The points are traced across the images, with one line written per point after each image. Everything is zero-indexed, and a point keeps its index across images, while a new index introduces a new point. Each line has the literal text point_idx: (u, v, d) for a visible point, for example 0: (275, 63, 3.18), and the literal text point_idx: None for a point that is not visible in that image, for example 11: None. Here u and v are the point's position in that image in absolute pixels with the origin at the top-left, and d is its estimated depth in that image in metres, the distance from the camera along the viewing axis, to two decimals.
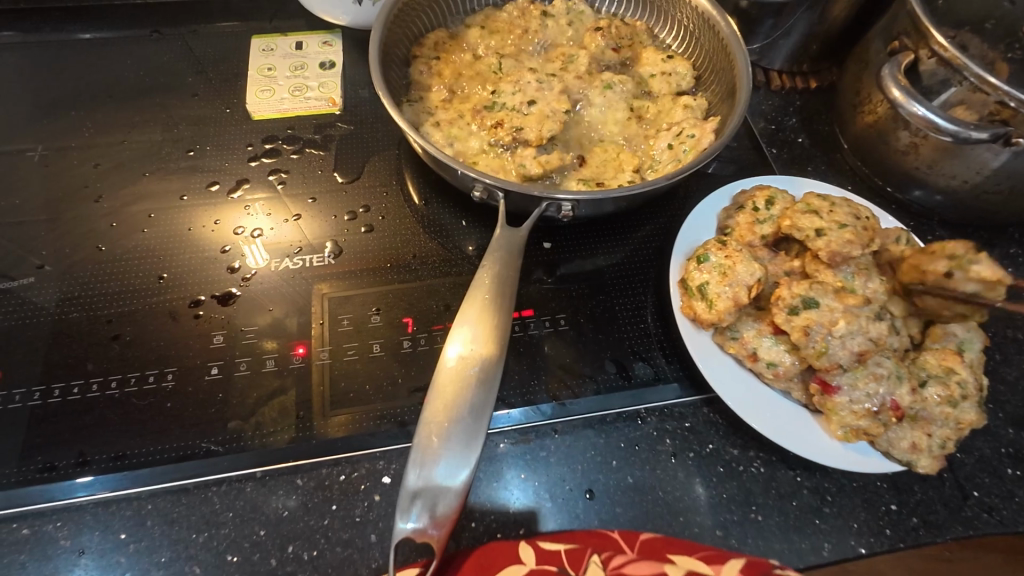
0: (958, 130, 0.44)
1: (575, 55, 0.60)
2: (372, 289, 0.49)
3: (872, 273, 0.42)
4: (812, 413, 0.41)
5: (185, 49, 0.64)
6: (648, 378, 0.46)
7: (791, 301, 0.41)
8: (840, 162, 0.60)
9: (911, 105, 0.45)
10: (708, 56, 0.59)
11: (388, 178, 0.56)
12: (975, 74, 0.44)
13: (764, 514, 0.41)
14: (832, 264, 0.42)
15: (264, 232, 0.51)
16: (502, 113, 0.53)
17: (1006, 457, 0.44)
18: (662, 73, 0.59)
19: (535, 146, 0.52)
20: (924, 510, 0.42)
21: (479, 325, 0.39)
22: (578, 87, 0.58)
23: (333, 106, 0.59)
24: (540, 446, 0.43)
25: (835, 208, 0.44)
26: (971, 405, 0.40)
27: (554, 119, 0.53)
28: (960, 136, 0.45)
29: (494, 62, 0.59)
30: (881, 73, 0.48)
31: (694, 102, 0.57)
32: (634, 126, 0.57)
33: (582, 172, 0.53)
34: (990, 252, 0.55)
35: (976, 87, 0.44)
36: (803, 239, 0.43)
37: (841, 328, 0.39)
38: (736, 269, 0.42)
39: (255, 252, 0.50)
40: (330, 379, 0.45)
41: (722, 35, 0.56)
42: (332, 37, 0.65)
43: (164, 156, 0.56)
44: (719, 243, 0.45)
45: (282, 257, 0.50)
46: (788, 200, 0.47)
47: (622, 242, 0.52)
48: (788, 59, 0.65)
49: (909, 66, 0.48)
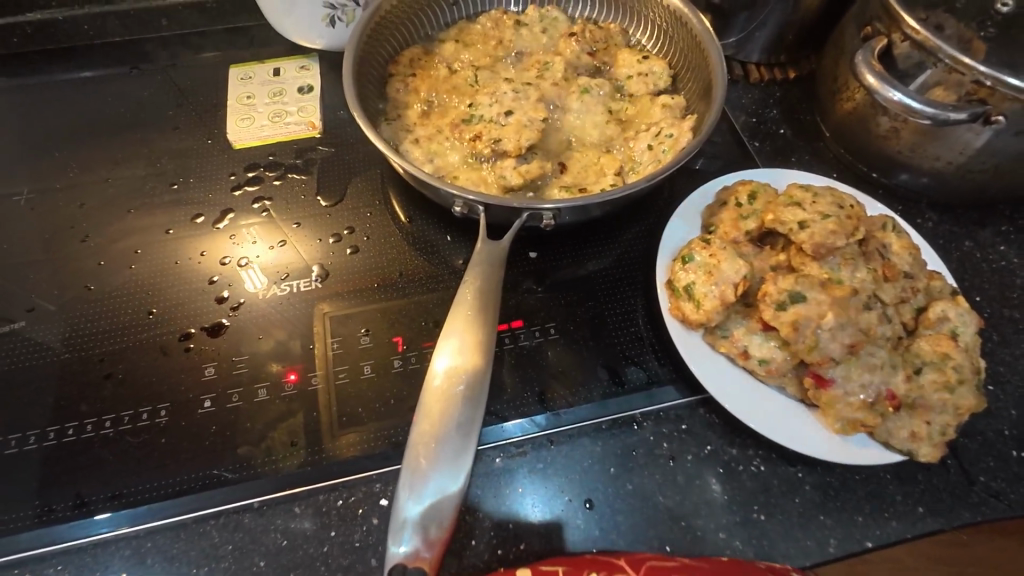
0: (937, 112, 0.44)
1: (550, 63, 0.60)
2: (364, 311, 0.49)
3: (859, 262, 0.41)
4: (809, 407, 0.41)
5: (165, 83, 0.64)
6: (641, 383, 0.45)
7: (779, 296, 0.40)
8: (824, 150, 0.59)
9: (887, 91, 0.45)
10: (683, 54, 0.59)
11: (372, 199, 0.56)
12: (950, 56, 0.43)
13: (767, 513, 0.41)
14: (817, 256, 0.41)
15: (251, 259, 0.51)
16: (480, 125, 0.54)
17: (1010, 439, 0.44)
18: (639, 73, 0.59)
19: (514, 156, 0.52)
20: (929, 499, 0.41)
21: (464, 341, 0.39)
22: (556, 94, 0.58)
23: (313, 129, 0.60)
24: (537, 457, 0.42)
25: (818, 198, 0.44)
26: (969, 389, 0.40)
27: (532, 128, 0.53)
28: (939, 118, 0.44)
29: (470, 75, 0.60)
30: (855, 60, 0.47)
31: (672, 101, 0.57)
32: (613, 128, 0.57)
33: (564, 179, 0.53)
34: (981, 231, 0.54)
35: (952, 68, 0.44)
36: (787, 232, 0.43)
37: (830, 320, 0.39)
38: (722, 267, 0.42)
39: (250, 278, 0.50)
40: (328, 405, 0.44)
41: (696, 32, 0.57)
42: (309, 61, 0.65)
43: (148, 190, 0.56)
44: (703, 241, 0.44)
45: (271, 283, 0.50)
46: (771, 194, 0.47)
47: (609, 246, 0.52)
48: (764, 51, 0.64)
49: (883, 50, 0.48)
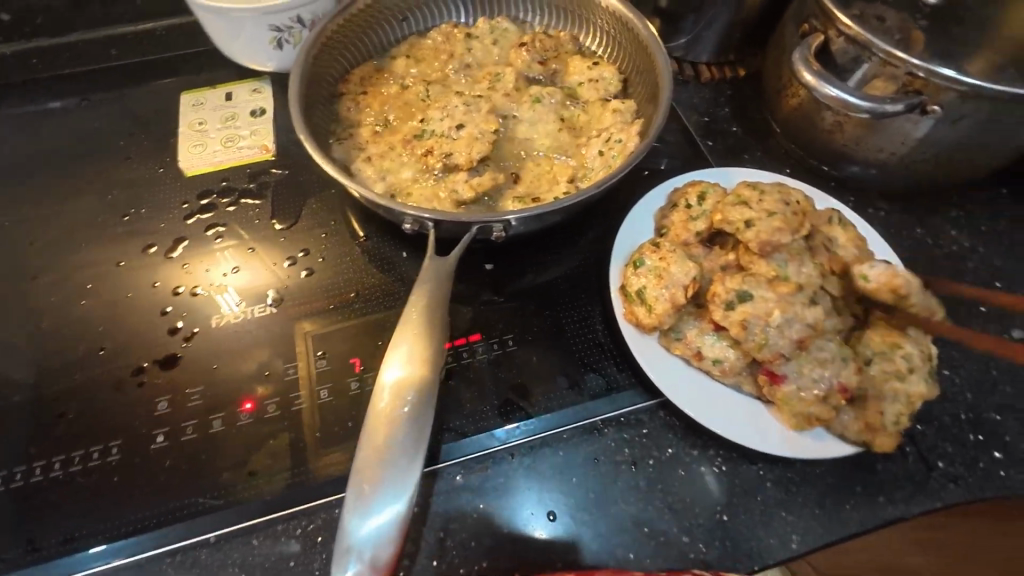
0: (873, 106, 0.44)
1: (501, 73, 0.60)
2: (349, 327, 0.49)
3: (805, 258, 0.41)
4: (765, 405, 0.41)
5: (115, 113, 0.63)
6: (601, 389, 0.45)
7: (727, 296, 0.40)
8: (776, 147, 0.60)
9: (824, 88, 0.45)
10: (632, 58, 0.60)
11: (328, 220, 0.55)
12: (884, 49, 0.44)
13: (730, 513, 0.41)
14: (764, 254, 0.42)
15: (227, 280, 0.51)
16: (432, 140, 0.54)
17: (966, 423, 0.44)
18: (589, 80, 0.60)
19: (466, 169, 0.52)
20: (890, 488, 0.41)
21: (412, 357, 0.39)
22: (507, 104, 0.58)
23: (266, 152, 0.59)
24: (499, 472, 0.42)
25: (765, 195, 0.44)
26: (920, 377, 0.40)
27: (483, 140, 0.53)
28: (876, 112, 0.45)
29: (421, 90, 0.60)
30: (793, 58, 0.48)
31: (622, 105, 0.57)
32: (566, 135, 0.57)
33: (517, 189, 0.53)
34: (930, 218, 0.55)
35: (886, 61, 0.44)
36: (734, 231, 0.43)
37: (777, 317, 0.39)
38: (671, 270, 0.42)
39: (226, 300, 0.50)
40: (294, 429, 0.44)
41: (641, 36, 0.57)
42: (261, 84, 0.65)
43: (99, 223, 0.55)
44: (653, 245, 0.45)
45: (251, 306, 0.50)
46: (720, 193, 0.47)
47: (565, 254, 0.52)
48: (713, 51, 0.65)
49: (820, 47, 0.49)
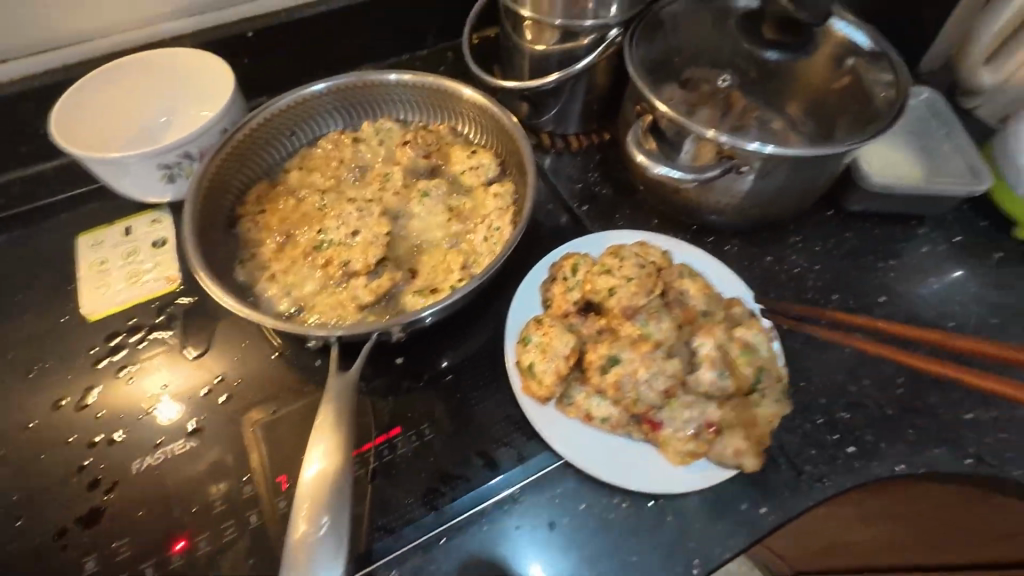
0: (695, 175, 0.54)
1: (389, 174, 0.66)
2: (282, 438, 0.51)
3: (662, 314, 0.48)
4: (653, 448, 0.47)
5: (10, 266, 0.64)
6: (513, 461, 0.49)
7: (601, 361, 0.47)
8: (643, 203, 0.68)
9: (655, 167, 0.54)
10: (504, 145, 0.67)
11: (239, 342, 0.57)
12: (694, 131, 0.53)
13: (640, 553, 0.46)
14: (627, 317, 0.48)
15: (160, 391, 0.54)
16: (331, 250, 0.58)
17: (825, 425, 0.52)
18: (470, 168, 0.66)
19: (365, 273, 0.56)
20: (771, 498, 0.48)
21: (323, 475, 0.41)
22: (398, 202, 0.64)
23: (171, 283, 0.61)
24: (430, 558, 0.46)
25: (624, 262, 0.51)
26: (770, 400, 0.47)
27: (377, 244, 0.58)
28: (699, 179, 0.54)
29: (316, 200, 0.64)
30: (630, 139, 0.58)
31: (501, 190, 0.63)
32: (455, 224, 0.63)
33: (416, 283, 0.57)
34: (775, 248, 0.65)
35: (702, 139, 0.53)
36: (602, 299, 0.50)
37: (642, 374, 0.45)
38: (553, 343, 0.48)
39: (162, 409, 0.53)
40: (230, 560, 0.46)
41: (507, 126, 0.64)
42: (160, 213, 0.67)
43: (4, 385, 0.55)
44: (537, 321, 0.50)
45: (186, 411, 0.53)
46: (590, 262, 0.53)
47: (469, 336, 0.57)
48: (578, 122, 0.74)
49: (651, 126, 0.57)
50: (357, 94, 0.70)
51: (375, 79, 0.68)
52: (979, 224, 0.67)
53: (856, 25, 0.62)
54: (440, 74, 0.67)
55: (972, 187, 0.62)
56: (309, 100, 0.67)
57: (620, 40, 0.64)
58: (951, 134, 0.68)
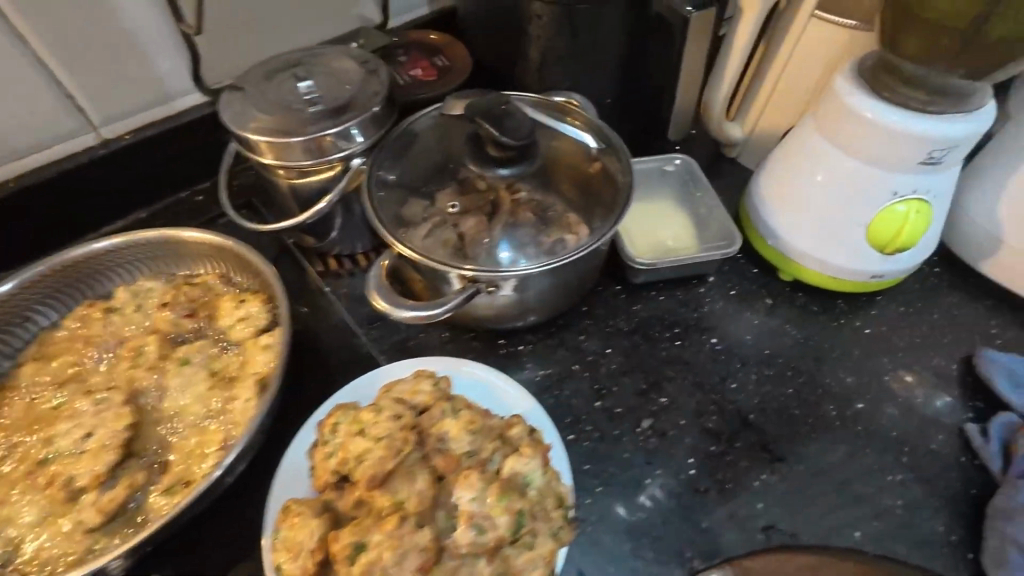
0: (446, 308, 0.53)
1: (141, 347, 0.59)
2: None
3: (414, 473, 0.44)
4: None
5: None
6: None
7: (346, 551, 0.42)
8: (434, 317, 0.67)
9: (402, 310, 0.51)
10: (271, 289, 0.61)
11: None
12: (449, 265, 0.54)
13: None
14: (377, 486, 0.44)
15: None
16: (55, 464, 0.51)
17: (621, 532, 0.52)
18: (237, 321, 0.61)
19: (93, 487, 0.50)
20: None
21: None
22: (152, 379, 0.58)
23: None
24: None
25: (377, 419, 0.48)
26: (547, 538, 0.44)
27: (111, 446, 0.51)
28: (451, 309, 0.53)
29: (54, 397, 0.57)
30: (371, 284, 0.54)
31: (268, 343, 0.59)
32: (217, 393, 0.57)
33: (163, 480, 0.52)
34: (569, 337, 0.65)
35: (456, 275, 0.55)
36: (354, 467, 0.46)
37: (388, 560, 0.40)
38: (298, 537, 0.44)
39: None
40: None
41: (264, 275, 0.61)
42: None
43: None
44: (287, 509, 0.46)
45: None
46: (352, 415, 0.50)
47: (234, 521, 0.55)
48: (362, 237, 0.71)
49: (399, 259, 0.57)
50: (75, 270, 0.63)
51: (83, 251, 0.62)
52: (751, 271, 0.70)
53: (582, 119, 0.65)
54: (153, 228, 0.62)
55: (725, 249, 0.66)
56: (33, 286, 0.61)
57: (365, 165, 0.63)
58: (703, 197, 0.73)
